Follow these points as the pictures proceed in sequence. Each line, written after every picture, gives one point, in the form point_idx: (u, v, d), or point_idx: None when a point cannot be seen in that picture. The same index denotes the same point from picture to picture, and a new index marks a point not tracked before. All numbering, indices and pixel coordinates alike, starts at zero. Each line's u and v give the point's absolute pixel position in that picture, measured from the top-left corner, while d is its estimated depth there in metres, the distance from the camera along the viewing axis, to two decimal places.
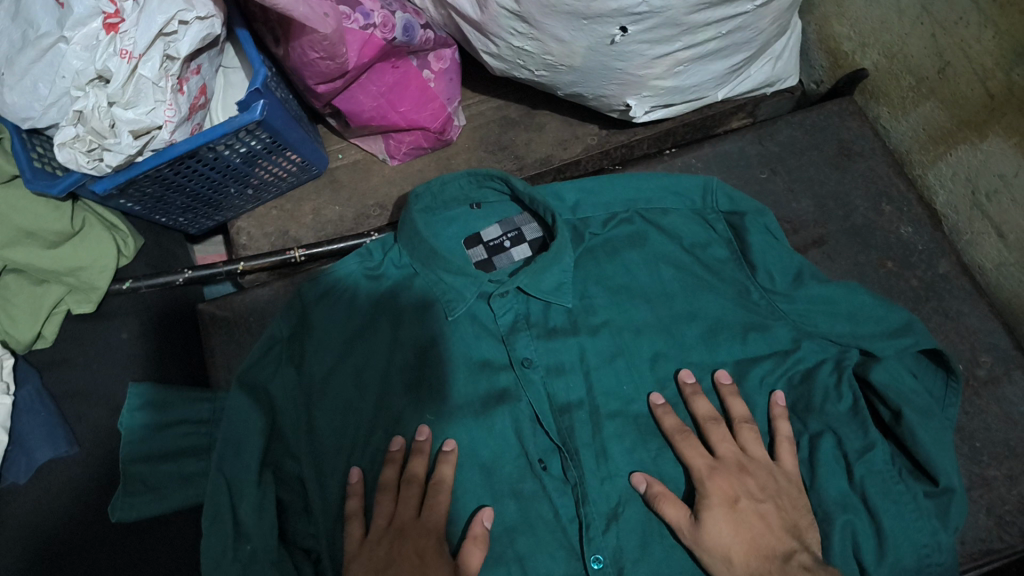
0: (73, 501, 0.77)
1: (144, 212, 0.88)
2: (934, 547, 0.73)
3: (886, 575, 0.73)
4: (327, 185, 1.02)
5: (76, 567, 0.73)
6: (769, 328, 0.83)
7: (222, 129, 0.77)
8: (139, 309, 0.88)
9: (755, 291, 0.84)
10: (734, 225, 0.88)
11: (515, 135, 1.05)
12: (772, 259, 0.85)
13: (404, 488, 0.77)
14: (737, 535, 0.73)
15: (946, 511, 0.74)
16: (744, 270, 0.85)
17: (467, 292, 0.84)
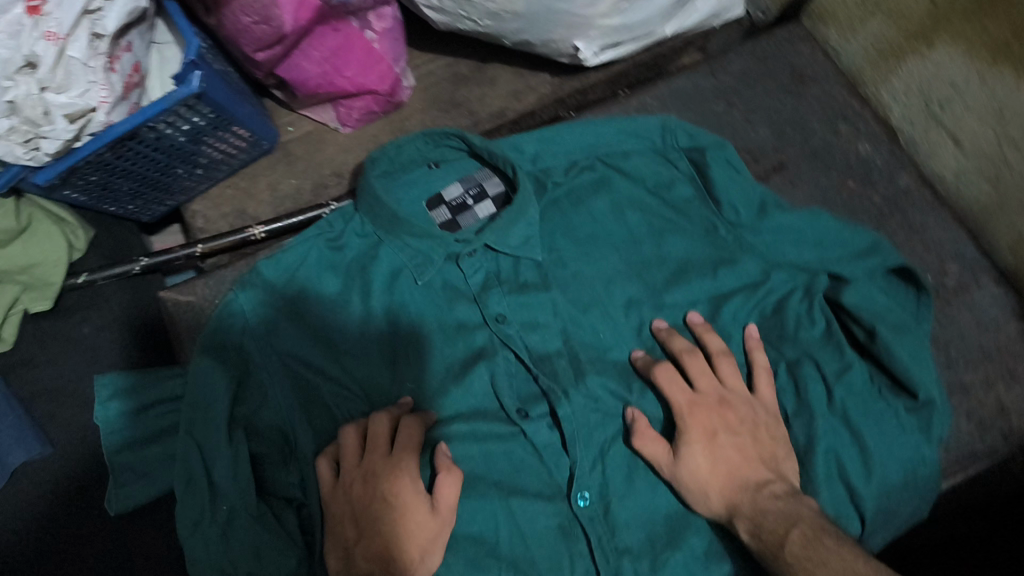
0: (55, 501, 0.76)
1: (90, 202, 0.86)
2: (919, 460, 0.77)
3: (875, 491, 0.75)
4: (281, 160, 1.00)
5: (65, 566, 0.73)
6: (738, 261, 0.82)
7: (161, 105, 0.74)
8: (98, 301, 0.86)
9: (723, 228, 0.84)
10: (695, 161, 0.88)
11: (467, 91, 1.03)
12: (737, 193, 0.84)
13: (371, 443, 0.75)
14: (717, 465, 0.74)
15: (928, 423, 0.77)
16: (709, 207, 0.85)
17: (434, 255, 0.83)
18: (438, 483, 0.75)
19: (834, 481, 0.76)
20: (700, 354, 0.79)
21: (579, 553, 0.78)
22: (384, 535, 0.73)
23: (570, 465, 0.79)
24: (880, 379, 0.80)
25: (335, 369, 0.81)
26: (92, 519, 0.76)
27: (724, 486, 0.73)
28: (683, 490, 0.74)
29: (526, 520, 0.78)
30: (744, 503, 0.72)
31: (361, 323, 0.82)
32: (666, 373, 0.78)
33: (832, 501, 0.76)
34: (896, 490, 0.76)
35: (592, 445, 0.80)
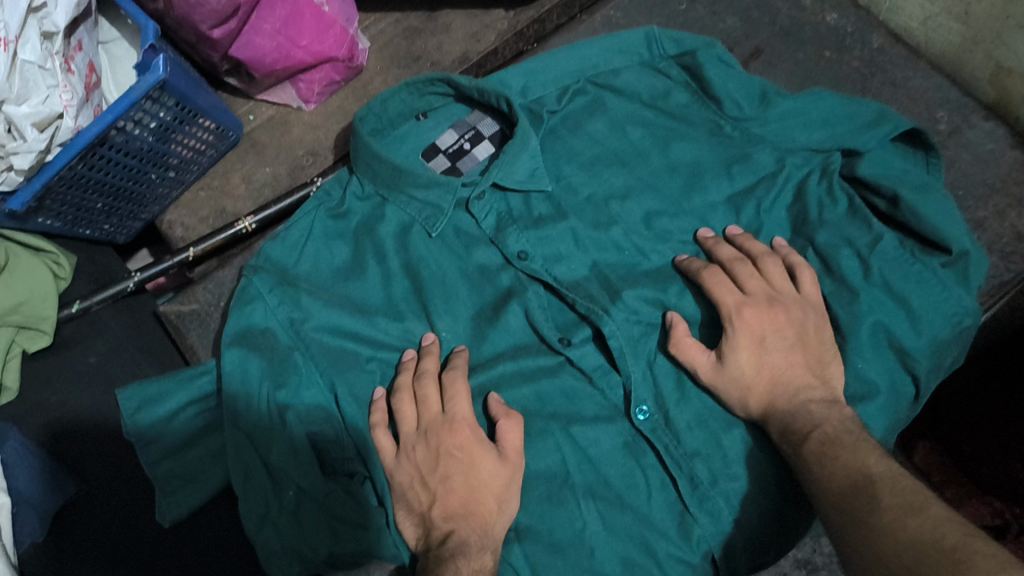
0: (106, 537, 0.71)
1: (66, 227, 0.80)
2: (962, 311, 0.75)
3: (927, 347, 0.74)
4: (250, 150, 0.96)
5: None
6: (751, 157, 0.82)
7: (130, 98, 0.69)
8: (97, 328, 0.80)
9: (727, 125, 0.84)
10: (688, 66, 0.87)
11: (424, 43, 1.00)
12: (735, 86, 0.84)
13: (429, 418, 0.72)
14: (761, 363, 0.72)
15: (966, 275, 0.76)
16: (710, 107, 0.85)
17: (445, 202, 0.81)
18: (499, 427, 0.71)
19: (882, 349, 0.75)
20: (747, 261, 0.77)
21: (650, 465, 0.75)
22: (458, 493, 0.68)
23: (623, 383, 0.77)
24: (909, 244, 0.78)
25: (372, 344, 0.77)
26: (151, 548, 0.72)
27: (767, 387, 0.71)
28: (725, 398, 0.72)
29: (591, 445, 0.75)
30: (778, 403, 0.70)
31: (384, 288, 0.80)
32: (711, 276, 0.76)
33: (886, 370, 0.75)
34: (945, 344, 0.75)
35: (638, 360, 0.77)
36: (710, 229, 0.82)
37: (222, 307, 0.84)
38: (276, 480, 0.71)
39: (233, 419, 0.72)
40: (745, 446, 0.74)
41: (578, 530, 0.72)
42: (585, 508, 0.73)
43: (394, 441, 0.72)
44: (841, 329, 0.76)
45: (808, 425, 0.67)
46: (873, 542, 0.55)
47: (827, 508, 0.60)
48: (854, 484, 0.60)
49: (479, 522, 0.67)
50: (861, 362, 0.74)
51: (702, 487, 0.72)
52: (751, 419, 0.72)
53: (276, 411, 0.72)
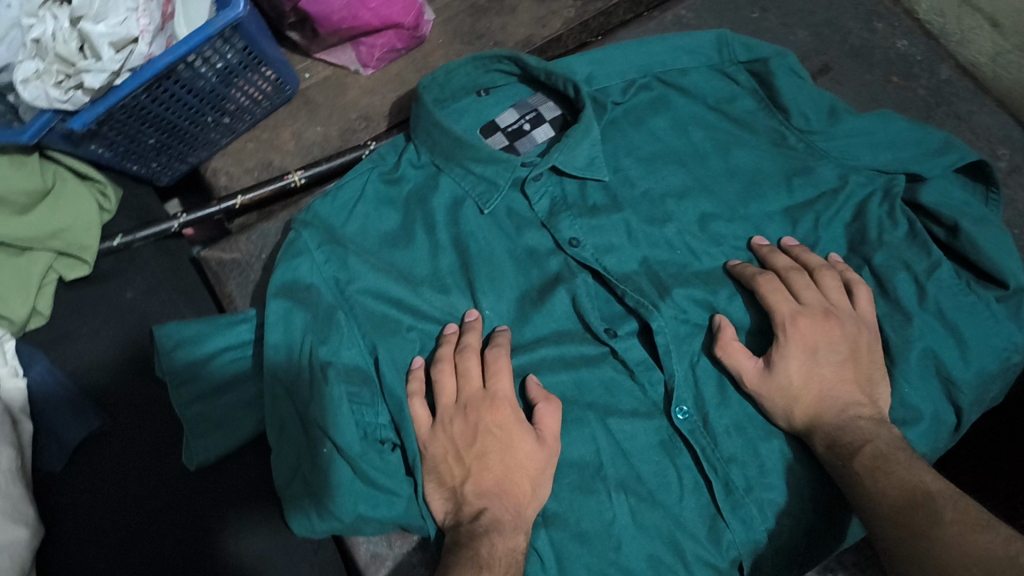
0: (122, 476, 0.70)
1: (116, 159, 0.79)
2: (1013, 346, 0.74)
3: (974, 379, 0.74)
4: (302, 107, 0.94)
5: (147, 544, 0.68)
6: (813, 170, 0.82)
7: (206, 32, 0.68)
8: (136, 264, 0.78)
9: (791, 136, 0.84)
10: (757, 73, 0.87)
11: (489, 22, 0.98)
12: (803, 99, 0.84)
13: (470, 394, 0.70)
14: (809, 374, 0.71)
15: (1020, 312, 0.75)
16: (775, 117, 0.85)
17: (501, 179, 0.80)
18: (538, 411, 0.70)
19: (930, 376, 0.74)
20: (804, 272, 0.76)
21: (684, 465, 0.74)
22: (493, 471, 0.67)
23: (665, 381, 0.75)
24: (965, 274, 0.77)
25: (415, 314, 0.76)
26: (168, 493, 0.70)
27: (814, 400, 0.70)
28: (768, 406, 0.71)
29: (627, 439, 0.74)
30: (825, 417, 0.69)
31: (431, 260, 0.79)
32: (766, 283, 0.75)
33: (930, 398, 0.74)
34: (991, 378, 0.74)
35: (681, 360, 0.76)
36: (765, 237, 0.81)
37: (264, 259, 0.82)
38: (308, 436, 0.70)
39: (270, 369, 0.71)
40: (783, 458, 0.74)
41: (607, 522, 0.71)
42: (616, 502, 0.71)
43: (430, 411, 0.70)
44: (890, 351, 0.75)
45: (856, 441, 0.66)
46: (936, 557, 0.55)
47: (882, 520, 0.60)
48: (910, 499, 0.60)
49: (512, 502, 0.66)
50: (907, 387, 0.73)
51: (735, 493, 0.71)
52: (793, 431, 0.71)
53: (316, 367, 0.70)
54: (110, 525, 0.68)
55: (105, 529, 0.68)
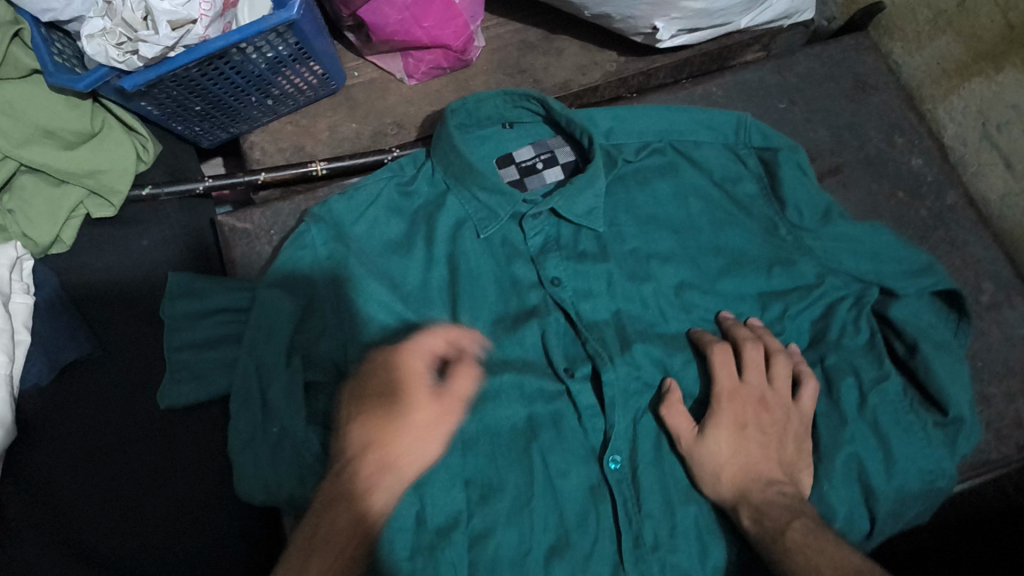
0: (99, 403, 0.76)
1: (162, 118, 0.87)
2: (937, 472, 0.77)
3: (893, 495, 0.76)
4: (343, 103, 1.01)
5: (107, 469, 0.74)
6: (794, 263, 0.85)
7: (260, 26, 0.75)
8: (161, 216, 0.86)
9: (784, 227, 0.87)
10: (767, 161, 0.90)
11: (534, 59, 1.04)
12: (802, 196, 0.87)
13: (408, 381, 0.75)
14: (735, 449, 0.75)
15: (954, 441, 0.78)
16: (773, 206, 0.88)
17: (501, 210, 0.86)
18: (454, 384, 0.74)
19: (851, 482, 0.77)
20: (760, 350, 0.80)
21: (604, 512, 0.77)
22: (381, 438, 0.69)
23: (605, 429, 0.80)
24: (912, 393, 0.81)
25: (394, 316, 0.82)
26: (136, 427, 0.76)
27: (739, 471, 0.74)
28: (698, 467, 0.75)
29: (558, 475, 0.78)
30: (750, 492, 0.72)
31: (423, 271, 0.86)
32: (716, 355, 0.79)
33: (848, 502, 0.77)
34: (912, 497, 0.76)
35: (626, 414, 0.81)
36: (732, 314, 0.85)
37: (272, 236, 0.89)
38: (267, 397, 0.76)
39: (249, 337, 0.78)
40: (697, 526, 0.78)
41: (521, 550, 0.75)
42: (535, 534, 0.76)
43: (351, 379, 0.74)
44: (819, 450, 0.78)
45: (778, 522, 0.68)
46: None
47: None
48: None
49: (383, 451, 0.68)
50: (829, 487, 0.76)
51: (642, 547, 0.75)
52: (720, 502, 0.75)
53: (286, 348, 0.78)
54: (79, 444, 0.74)
55: (73, 446, 0.74)
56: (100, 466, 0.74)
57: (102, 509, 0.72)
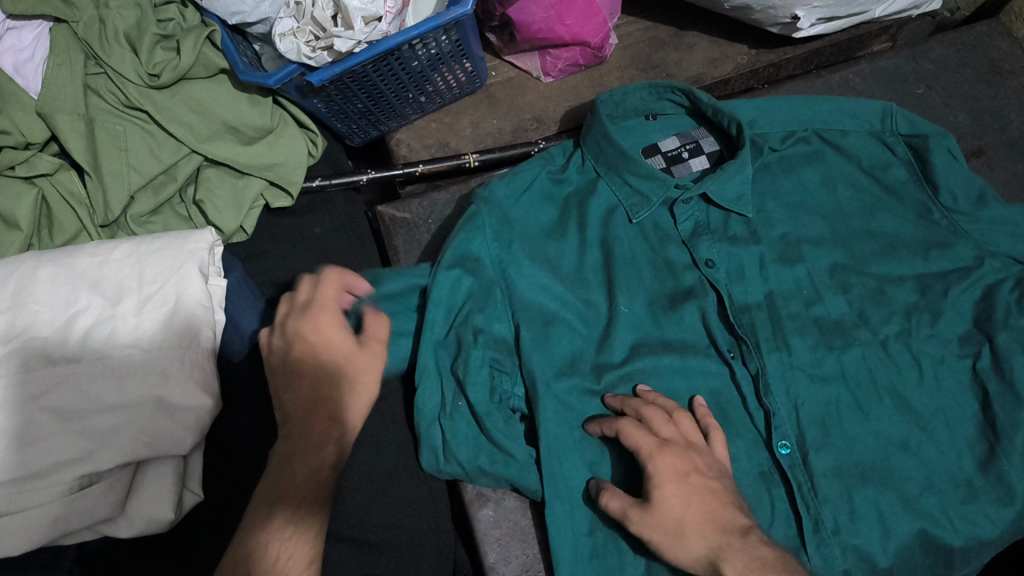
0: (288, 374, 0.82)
1: (327, 114, 0.91)
2: None
3: None
4: (484, 101, 1.05)
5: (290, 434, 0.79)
6: (951, 246, 0.85)
7: (436, 21, 0.78)
8: (328, 207, 0.92)
9: (937, 211, 0.88)
10: (916, 147, 0.91)
11: (665, 55, 1.07)
12: (955, 179, 0.88)
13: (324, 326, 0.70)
14: (683, 495, 0.67)
15: None
16: (925, 191, 0.89)
17: (654, 196, 0.88)
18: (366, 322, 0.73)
19: None
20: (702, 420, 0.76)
21: (779, 496, 0.78)
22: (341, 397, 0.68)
23: (767, 415, 0.80)
24: None
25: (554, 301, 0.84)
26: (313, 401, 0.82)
27: (699, 518, 0.67)
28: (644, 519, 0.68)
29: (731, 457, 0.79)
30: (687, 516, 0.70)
31: (578, 255, 0.88)
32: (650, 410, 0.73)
33: None
34: None
35: (786, 397, 0.80)
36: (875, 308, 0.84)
37: (430, 224, 0.94)
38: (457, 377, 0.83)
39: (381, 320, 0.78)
40: (877, 508, 0.76)
41: None
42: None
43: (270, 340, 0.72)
44: (996, 429, 0.78)
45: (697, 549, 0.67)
46: None
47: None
48: None
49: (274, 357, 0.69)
50: (1009, 466, 0.76)
51: (823, 532, 0.74)
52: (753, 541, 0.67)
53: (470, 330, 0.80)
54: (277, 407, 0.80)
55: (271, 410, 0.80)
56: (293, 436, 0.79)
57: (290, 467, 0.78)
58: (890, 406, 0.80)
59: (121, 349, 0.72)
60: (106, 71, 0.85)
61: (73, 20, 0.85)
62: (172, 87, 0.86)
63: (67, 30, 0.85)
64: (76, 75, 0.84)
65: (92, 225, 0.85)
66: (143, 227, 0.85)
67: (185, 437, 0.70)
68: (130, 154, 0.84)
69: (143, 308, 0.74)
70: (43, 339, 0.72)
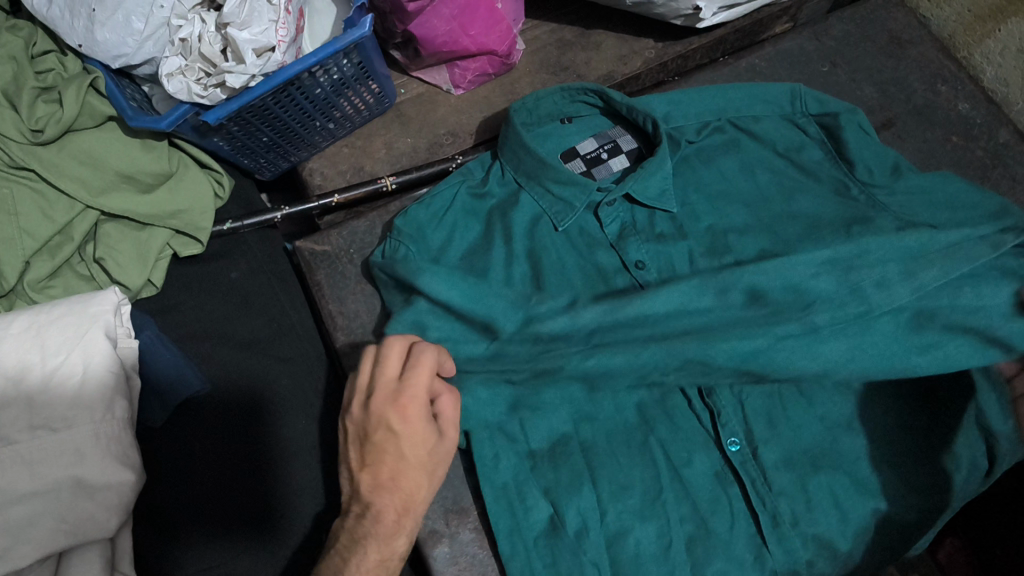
0: (207, 406, 0.78)
1: (232, 153, 0.88)
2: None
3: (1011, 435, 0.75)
4: (395, 119, 1.02)
5: (178, 458, 0.76)
6: (872, 220, 0.85)
7: (334, 46, 0.75)
8: (243, 249, 0.88)
9: (854, 187, 0.88)
10: (827, 126, 0.92)
11: (574, 55, 1.05)
12: (868, 154, 0.90)
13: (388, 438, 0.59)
14: None
15: None
16: (841, 168, 0.89)
17: (577, 202, 0.87)
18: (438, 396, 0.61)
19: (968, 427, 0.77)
20: (385, 390, 0.59)
21: (735, 496, 0.77)
22: (374, 503, 0.60)
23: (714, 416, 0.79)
24: None
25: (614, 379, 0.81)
26: (218, 443, 0.77)
27: None
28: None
29: (685, 466, 0.77)
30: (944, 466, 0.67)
31: (506, 269, 0.86)
32: (419, 361, 0.59)
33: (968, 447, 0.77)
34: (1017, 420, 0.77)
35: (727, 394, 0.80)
36: None
37: (353, 253, 0.90)
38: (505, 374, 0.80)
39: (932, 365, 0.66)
40: (831, 493, 0.77)
41: (664, 545, 0.74)
42: (674, 526, 0.75)
43: None
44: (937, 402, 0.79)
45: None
46: None
47: None
48: None
49: (400, 502, 0.60)
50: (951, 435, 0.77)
51: (782, 525, 0.74)
52: None
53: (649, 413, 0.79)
54: (180, 423, 0.77)
55: (178, 425, 0.77)
56: (191, 458, 0.76)
57: (175, 486, 0.75)
58: (832, 390, 0.81)
59: (31, 432, 0.67)
60: None
61: None
62: (58, 141, 0.81)
63: None
64: None
65: None
66: (42, 293, 0.80)
67: (109, 519, 0.66)
68: (20, 217, 0.79)
69: (49, 384, 0.69)
70: None
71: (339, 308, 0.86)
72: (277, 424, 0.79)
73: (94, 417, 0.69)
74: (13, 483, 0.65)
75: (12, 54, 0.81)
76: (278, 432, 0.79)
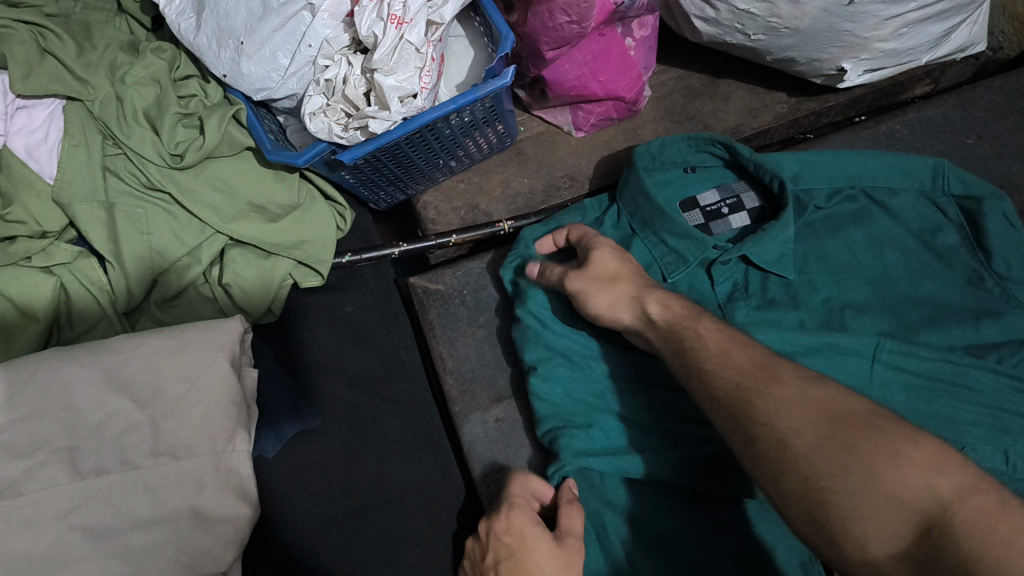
0: (318, 444, 0.80)
1: (355, 186, 0.88)
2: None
3: None
4: (513, 158, 1.00)
5: (288, 493, 0.77)
6: (1005, 314, 0.80)
7: (473, 95, 0.74)
8: (359, 282, 0.89)
9: (989, 277, 0.83)
10: (968, 210, 0.86)
11: (701, 105, 1.03)
12: (1009, 246, 0.83)
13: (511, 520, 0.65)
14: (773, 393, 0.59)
15: None
16: (977, 258, 0.84)
17: (691, 256, 0.83)
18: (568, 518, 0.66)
19: None
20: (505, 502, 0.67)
21: None
22: None
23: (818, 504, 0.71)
24: None
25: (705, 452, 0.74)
26: (328, 479, 0.78)
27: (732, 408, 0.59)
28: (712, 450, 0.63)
29: None
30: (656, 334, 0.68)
31: None
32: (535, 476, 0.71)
33: None
34: None
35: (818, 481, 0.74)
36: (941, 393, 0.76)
37: (466, 295, 0.89)
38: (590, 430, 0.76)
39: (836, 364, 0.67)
40: None
41: None
42: None
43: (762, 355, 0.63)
44: None
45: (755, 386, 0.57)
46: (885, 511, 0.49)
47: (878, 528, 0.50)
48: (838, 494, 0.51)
49: None
50: None
51: None
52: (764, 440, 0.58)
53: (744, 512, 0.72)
54: (293, 458, 0.79)
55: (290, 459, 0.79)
56: (301, 491, 0.78)
57: (288, 520, 0.76)
58: None
59: (152, 458, 0.68)
60: (124, 152, 0.81)
61: (88, 100, 0.80)
62: (196, 167, 0.83)
63: (81, 108, 0.81)
64: (94, 159, 0.80)
65: (114, 312, 0.80)
66: (167, 313, 0.82)
67: (224, 553, 0.69)
68: (152, 237, 0.81)
69: (177, 410, 0.71)
70: (67, 447, 0.67)
71: (448, 349, 0.86)
72: (383, 465, 0.80)
73: (215, 448, 0.70)
74: (135, 507, 0.66)
75: (156, 77, 0.83)
76: (384, 473, 0.79)
